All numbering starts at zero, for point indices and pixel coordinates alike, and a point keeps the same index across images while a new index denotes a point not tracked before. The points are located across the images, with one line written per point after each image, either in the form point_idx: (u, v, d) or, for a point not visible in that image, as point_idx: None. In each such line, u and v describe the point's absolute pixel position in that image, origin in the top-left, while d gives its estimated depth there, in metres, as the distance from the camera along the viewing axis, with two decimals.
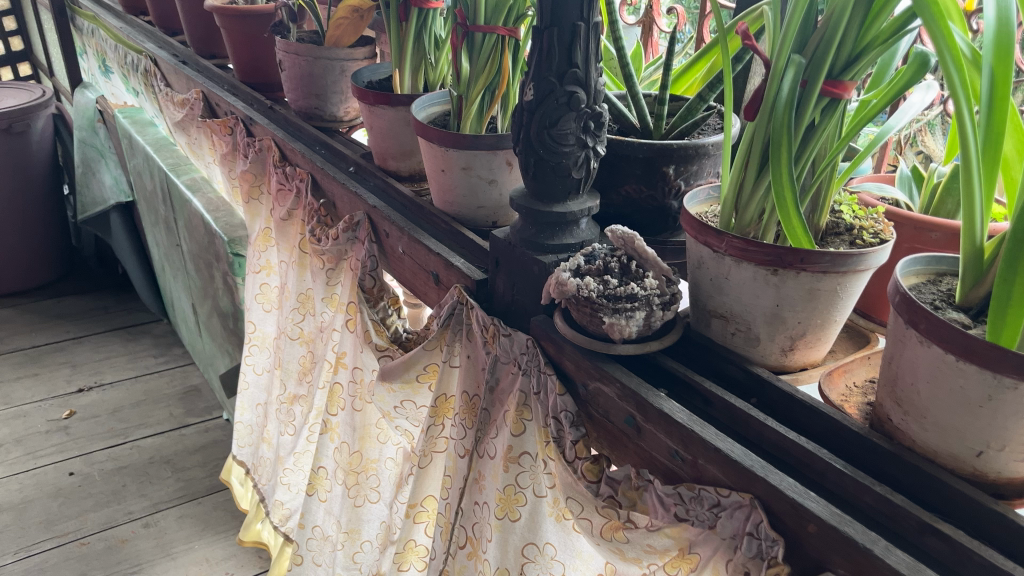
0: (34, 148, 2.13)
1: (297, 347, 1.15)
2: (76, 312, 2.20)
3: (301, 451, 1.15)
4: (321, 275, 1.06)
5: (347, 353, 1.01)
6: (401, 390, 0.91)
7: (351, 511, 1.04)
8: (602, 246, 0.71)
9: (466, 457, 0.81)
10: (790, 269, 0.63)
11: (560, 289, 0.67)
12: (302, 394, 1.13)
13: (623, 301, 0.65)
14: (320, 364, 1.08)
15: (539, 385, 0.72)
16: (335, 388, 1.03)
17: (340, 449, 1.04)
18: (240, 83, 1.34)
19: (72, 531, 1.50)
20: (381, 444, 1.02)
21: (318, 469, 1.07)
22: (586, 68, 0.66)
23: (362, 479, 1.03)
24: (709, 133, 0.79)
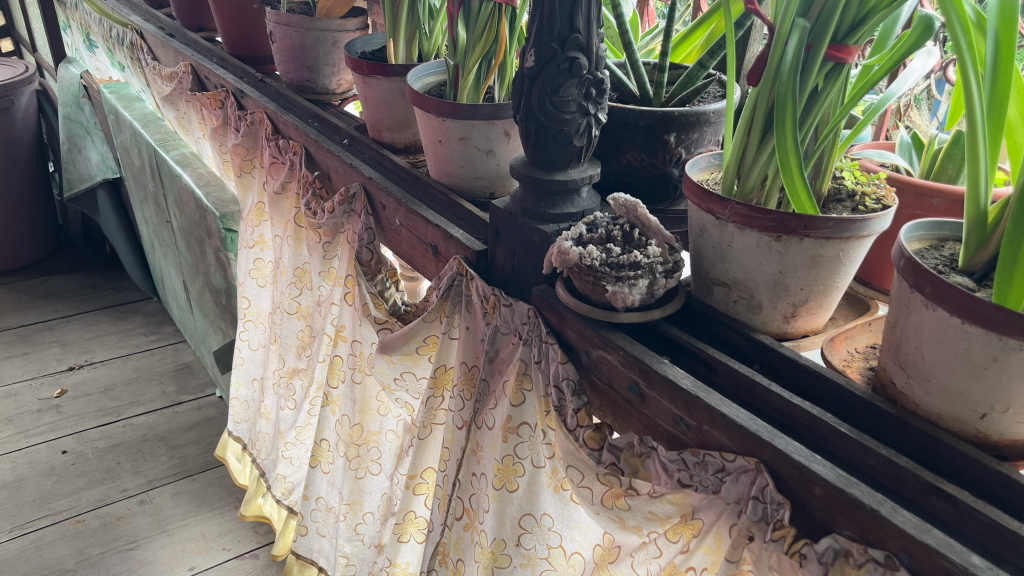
0: (18, 125, 2.09)
1: (295, 322, 1.15)
2: (64, 290, 2.18)
3: (302, 424, 1.16)
4: (317, 249, 1.05)
5: (346, 326, 1.01)
6: (401, 362, 0.91)
7: (353, 483, 1.05)
8: (604, 215, 0.71)
9: (464, 429, 0.82)
10: (793, 235, 0.63)
11: (563, 258, 0.67)
12: (302, 367, 1.13)
13: (626, 269, 0.65)
14: (320, 337, 1.07)
15: (540, 354, 0.72)
16: (335, 361, 1.04)
17: (341, 422, 1.05)
18: (230, 56, 1.32)
19: (67, 508, 1.49)
20: (381, 417, 1.01)
21: (320, 441, 1.08)
22: (588, 33, 0.66)
23: (363, 451, 1.03)
24: (710, 100, 0.79)
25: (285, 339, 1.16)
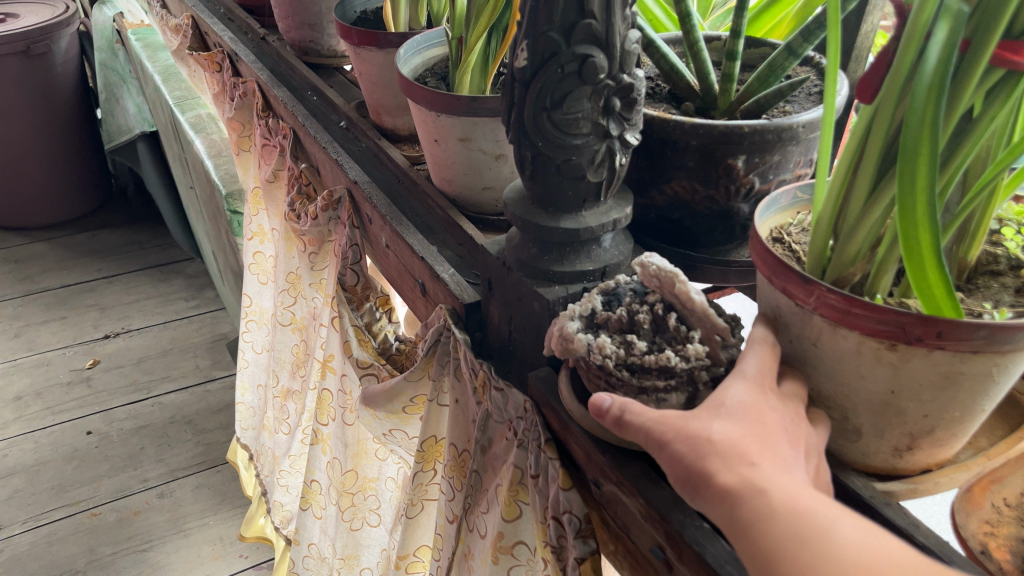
0: (58, 72, 2.05)
1: (289, 335, 1.01)
2: (109, 247, 2.18)
3: (296, 453, 1.06)
4: (305, 258, 0.89)
5: (335, 356, 0.84)
6: (388, 419, 0.74)
7: (348, 536, 0.91)
8: (631, 280, 0.48)
9: (454, 523, 0.63)
10: (917, 346, 0.39)
11: (565, 346, 0.45)
12: (295, 389, 1.01)
13: (652, 377, 0.42)
14: (312, 360, 0.93)
15: (537, 467, 0.52)
16: (324, 395, 0.89)
17: (333, 466, 0.88)
18: (235, 8, 1.13)
19: (85, 499, 1.42)
20: (381, 461, 0.87)
21: (311, 483, 0.94)
22: (608, 18, 0.43)
23: (359, 501, 0.88)
24: (801, 104, 0.55)
25: (280, 353, 1.04)
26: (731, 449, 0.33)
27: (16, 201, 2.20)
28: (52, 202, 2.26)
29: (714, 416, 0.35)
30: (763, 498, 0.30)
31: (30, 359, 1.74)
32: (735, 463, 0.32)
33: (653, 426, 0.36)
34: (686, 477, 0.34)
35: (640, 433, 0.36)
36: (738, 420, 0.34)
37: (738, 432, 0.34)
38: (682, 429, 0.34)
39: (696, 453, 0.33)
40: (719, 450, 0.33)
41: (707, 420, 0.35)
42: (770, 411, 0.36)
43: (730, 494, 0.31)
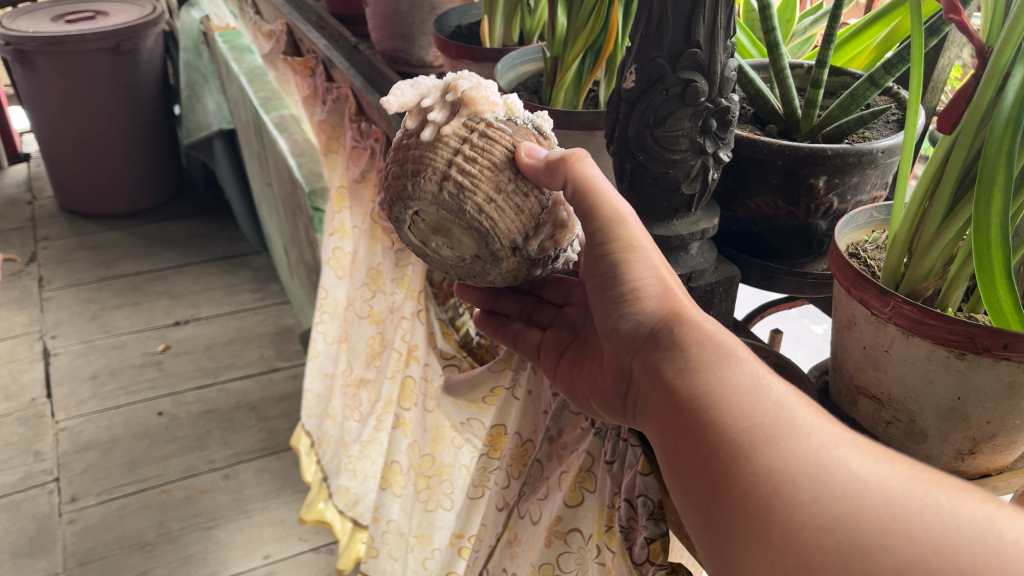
0: (143, 68, 2.23)
1: (366, 327, 1.09)
2: (178, 238, 2.38)
3: (369, 439, 1.14)
4: (391, 254, 0.96)
5: (419, 347, 0.90)
6: (468, 408, 0.80)
7: (423, 516, 0.96)
8: None
9: (505, 512, 0.71)
10: (984, 355, 0.43)
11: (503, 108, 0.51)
12: (370, 377, 1.11)
13: None
14: (389, 352, 1.02)
15: (613, 453, 0.56)
16: (407, 383, 0.94)
17: (412, 447, 0.96)
18: (328, 16, 1.19)
19: (155, 476, 1.55)
20: (456, 449, 0.90)
21: (392, 463, 1.02)
22: (711, 48, 0.48)
23: (434, 484, 0.93)
24: (880, 132, 0.59)
25: (355, 343, 1.12)
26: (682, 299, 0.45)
27: (98, 191, 2.38)
28: (130, 194, 2.43)
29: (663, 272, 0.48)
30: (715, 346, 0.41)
31: (107, 341, 1.93)
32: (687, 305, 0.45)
33: (622, 229, 0.47)
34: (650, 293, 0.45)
35: (606, 230, 0.47)
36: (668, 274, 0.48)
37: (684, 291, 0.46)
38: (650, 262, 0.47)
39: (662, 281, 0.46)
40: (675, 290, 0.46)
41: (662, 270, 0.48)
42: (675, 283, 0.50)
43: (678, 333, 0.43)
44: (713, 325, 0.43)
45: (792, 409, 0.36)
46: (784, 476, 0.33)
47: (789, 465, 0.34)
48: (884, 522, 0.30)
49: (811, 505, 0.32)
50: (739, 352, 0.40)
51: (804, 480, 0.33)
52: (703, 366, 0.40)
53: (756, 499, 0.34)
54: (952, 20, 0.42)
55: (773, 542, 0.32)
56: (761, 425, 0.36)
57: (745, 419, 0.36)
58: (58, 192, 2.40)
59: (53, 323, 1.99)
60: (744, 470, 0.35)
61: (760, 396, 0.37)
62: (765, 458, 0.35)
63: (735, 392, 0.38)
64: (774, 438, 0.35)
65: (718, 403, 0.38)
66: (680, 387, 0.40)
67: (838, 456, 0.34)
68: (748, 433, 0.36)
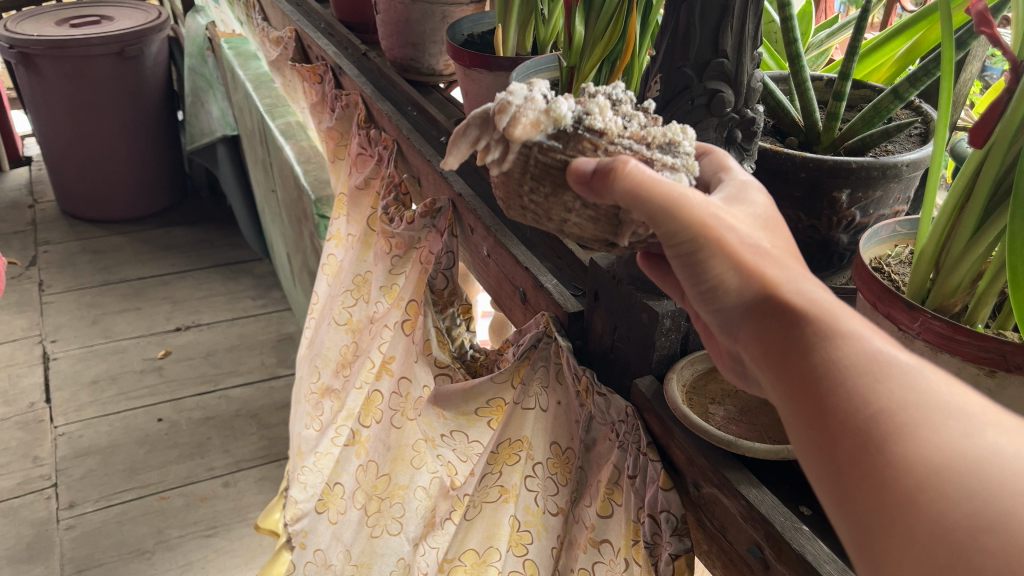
0: (148, 73, 2.22)
1: (342, 334, 1.08)
2: (181, 244, 2.37)
3: (322, 451, 1.13)
4: (383, 262, 0.95)
5: (395, 359, 0.90)
6: (455, 420, 0.78)
7: (368, 542, 0.95)
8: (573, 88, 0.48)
9: (559, 516, 0.67)
10: (1014, 373, 0.42)
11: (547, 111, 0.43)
12: (336, 387, 1.10)
13: (655, 153, 0.42)
14: (362, 360, 1.01)
15: (635, 468, 0.55)
16: (372, 396, 0.94)
17: (368, 468, 0.95)
18: (337, 23, 1.19)
19: (155, 483, 1.56)
20: (414, 469, 0.89)
21: (337, 485, 1.02)
22: (738, 58, 0.47)
23: (387, 506, 0.92)
24: (903, 146, 0.58)
25: (327, 350, 1.11)
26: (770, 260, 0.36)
27: (98, 195, 2.37)
28: (131, 198, 2.43)
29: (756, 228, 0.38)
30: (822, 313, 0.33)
31: (107, 345, 1.92)
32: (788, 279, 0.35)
33: (680, 208, 0.37)
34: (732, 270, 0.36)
35: (659, 219, 0.37)
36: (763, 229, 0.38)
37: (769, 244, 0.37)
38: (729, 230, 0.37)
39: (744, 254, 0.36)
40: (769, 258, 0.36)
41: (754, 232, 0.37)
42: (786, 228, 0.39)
43: (773, 305, 0.35)
44: (816, 288, 0.35)
45: (923, 383, 0.29)
46: (928, 471, 0.27)
47: (932, 458, 0.27)
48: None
49: (967, 505, 0.25)
50: (850, 325, 0.32)
51: (952, 474, 0.26)
52: (808, 347, 0.32)
53: (899, 498, 0.27)
54: (983, 32, 0.41)
55: (927, 552, 0.26)
56: (888, 411, 0.29)
57: (867, 403, 0.29)
58: (59, 195, 2.40)
59: (53, 327, 1.98)
60: (877, 462, 0.28)
61: (881, 375, 0.29)
62: (901, 450, 0.28)
63: (850, 369, 0.31)
64: (909, 422, 0.28)
65: (831, 390, 0.30)
66: (790, 370, 0.33)
67: (990, 443, 0.27)
68: (875, 423, 0.29)
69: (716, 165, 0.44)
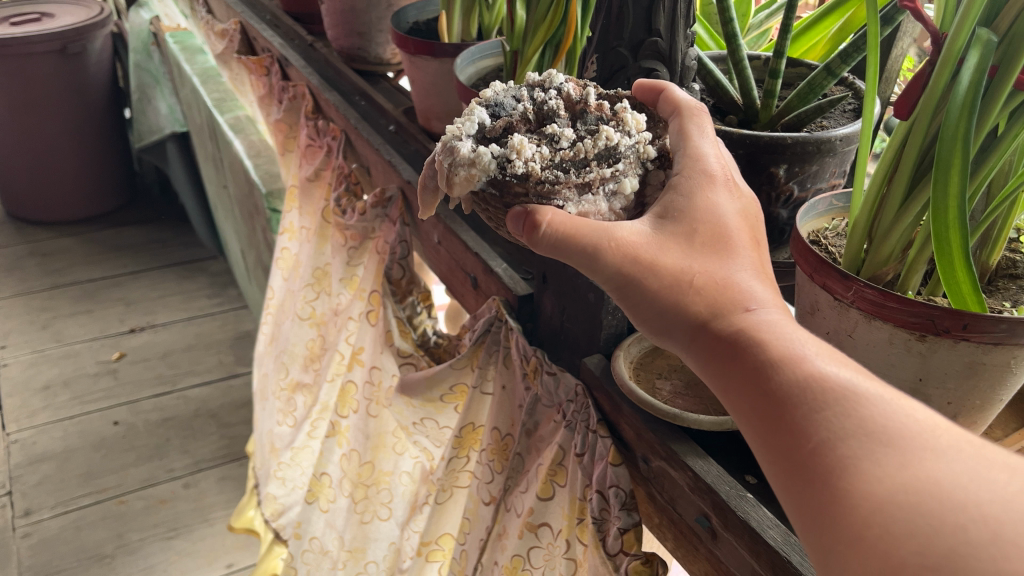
0: (92, 70, 2.18)
1: (308, 329, 1.07)
2: (133, 244, 2.33)
3: (301, 446, 1.12)
4: (342, 253, 0.94)
5: (365, 350, 0.89)
6: (423, 407, 0.78)
7: (358, 528, 0.92)
8: (496, 92, 0.46)
9: (491, 506, 0.68)
10: (944, 337, 0.44)
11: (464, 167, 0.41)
12: (308, 381, 1.08)
13: (591, 171, 0.41)
14: (331, 353, 0.99)
15: (583, 445, 0.56)
16: (348, 387, 0.93)
17: (349, 458, 0.93)
18: (283, 15, 1.18)
19: (112, 487, 1.54)
20: (397, 456, 0.88)
21: (324, 475, 0.99)
22: (671, 37, 0.49)
23: (373, 493, 0.90)
24: (837, 120, 0.60)
25: (292, 346, 1.10)
26: (713, 291, 0.37)
27: (45, 196, 2.33)
28: (79, 200, 2.38)
29: (691, 252, 0.39)
30: (768, 347, 0.33)
31: (59, 350, 1.89)
32: (732, 310, 0.36)
33: (608, 254, 0.39)
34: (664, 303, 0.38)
35: (589, 266, 0.39)
36: (703, 251, 0.39)
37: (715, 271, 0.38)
38: (661, 267, 0.39)
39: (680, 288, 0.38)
40: (706, 287, 0.38)
41: (689, 258, 0.39)
42: (738, 239, 0.40)
43: (721, 340, 0.36)
44: (764, 314, 0.36)
45: (865, 409, 0.29)
46: (872, 504, 0.26)
47: (872, 491, 0.26)
48: (997, 563, 0.23)
49: (908, 541, 0.25)
50: (796, 354, 0.33)
51: (894, 510, 0.26)
52: (754, 376, 0.33)
53: (845, 533, 0.27)
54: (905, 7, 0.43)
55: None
56: (827, 443, 0.29)
57: (811, 437, 0.30)
58: (4, 198, 2.34)
59: (3, 332, 1.94)
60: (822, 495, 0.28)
61: (818, 406, 0.30)
62: (845, 484, 0.27)
63: (796, 403, 0.31)
64: (848, 454, 0.28)
65: (784, 423, 0.31)
66: (758, 414, 0.32)
67: (928, 471, 0.26)
68: (820, 458, 0.29)
69: (676, 133, 0.44)
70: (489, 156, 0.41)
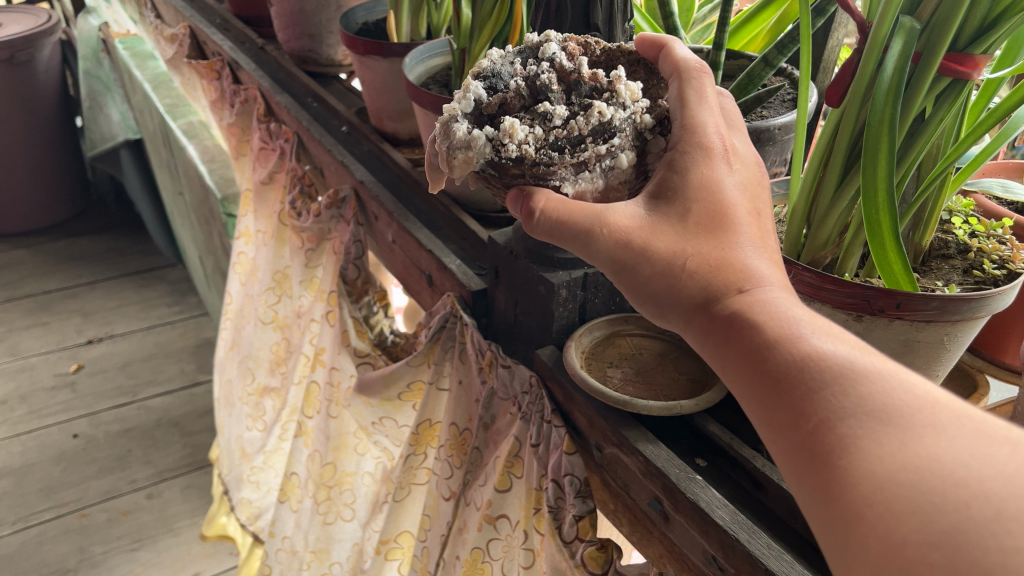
0: (40, 78, 2.14)
1: (271, 333, 1.07)
2: (89, 254, 2.30)
3: (273, 449, 1.13)
4: (299, 255, 0.94)
5: (325, 351, 0.88)
6: (381, 406, 0.78)
7: (322, 529, 0.92)
8: (491, 63, 0.46)
9: (452, 501, 0.68)
10: (880, 316, 0.46)
11: (462, 156, 0.42)
12: (274, 385, 1.08)
13: (587, 149, 0.41)
14: (297, 355, 0.99)
15: (539, 436, 0.56)
16: (311, 389, 0.92)
17: (312, 458, 0.91)
18: (232, 18, 1.17)
19: (73, 500, 1.52)
20: (358, 456, 0.88)
21: (291, 476, 0.97)
22: (609, 29, 0.56)
23: (335, 494, 0.90)
24: (777, 109, 0.62)
25: (258, 351, 1.10)
26: (713, 271, 0.37)
27: None
28: (32, 210, 2.34)
29: (683, 231, 0.39)
30: (764, 327, 0.33)
31: (15, 363, 1.85)
32: (727, 290, 0.36)
33: (599, 238, 0.39)
34: (658, 283, 0.38)
35: (582, 249, 0.40)
36: (698, 230, 0.38)
37: (712, 252, 0.38)
38: (652, 247, 0.38)
39: (671, 270, 0.38)
40: (700, 267, 0.37)
41: (681, 238, 0.38)
42: (738, 216, 0.39)
43: (721, 320, 0.35)
44: (763, 292, 0.35)
45: (866, 386, 0.29)
46: (871, 484, 0.26)
47: (874, 470, 0.27)
48: (1000, 538, 0.23)
49: (910, 518, 0.25)
50: (795, 333, 0.32)
51: (896, 488, 0.26)
52: (749, 353, 0.33)
53: (844, 511, 0.27)
54: None
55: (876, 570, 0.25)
56: (826, 423, 0.29)
57: (812, 415, 0.30)
58: None
59: None
60: (818, 473, 0.28)
61: (816, 386, 0.30)
62: (847, 463, 0.28)
63: (794, 383, 0.31)
64: (849, 436, 0.28)
65: (782, 400, 0.31)
66: (750, 390, 0.33)
67: (927, 449, 0.26)
68: (822, 436, 0.29)
69: (675, 99, 0.42)
70: (484, 139, 0.42)
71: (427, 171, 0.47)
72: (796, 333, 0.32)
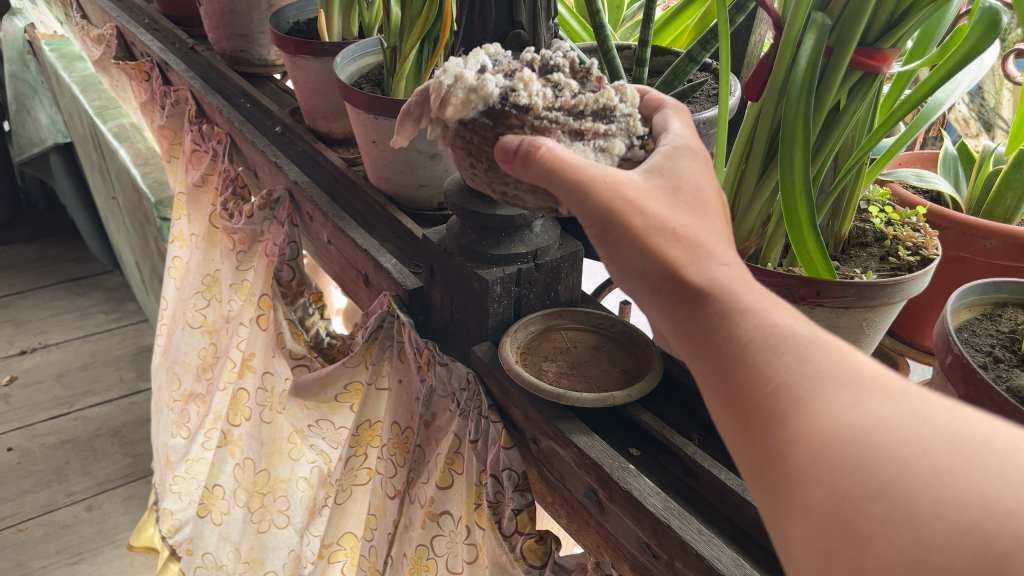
0: None
1: (199, 337, 1.05)
2: (20, 262, 2.23)
3: (196, 457, 1.10)
4: (229, 258, 0.93)
5: (255, 355, 0.87)
6: (317, 409, 0.77)
7: (256, 538, 0.91)
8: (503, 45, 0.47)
9: (396, 499, 0.67)
10: (803, 304, 0.48)
11: (461, 94, 0.41)
12: (199, 391, 1.07)
13: (587, 123, 0.41)
14: (223, 360, 0.98)
15: (477, 432, 0.57)
16: (239, 395, 0.91)
17: (244, 467, 0.90)
18: (162, 18, 1.15)
19: (10, 515, 1.48)
20: (293, 461, 0.87)
21: (215, 487, 0.95)
22: (534, 27, 0.57)
23: (269, 501, 0.88)
24: (703, 101, 0.63)
25: (184, 356, 1.08)
26: (692, 243, 0.33)
27: None
28: None
29: (666, 202, 0.35)
30: (741, 297, 0.30)
31: None
32: (704, 259, 0.32)
33: (592, 186, 0.35)
34: (637, 250, 0.34)
35: (574, 197, 0.35)
36: (678, 206, 0.35)
37: (694, 227, 0.34)
38: (641, 205, 0.34)
39: (654, 239, 0.33)
40: (680, 241, 0.33)
41: (664, 205, 0.35)
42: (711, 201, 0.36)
43: (695, 288, 0.31)
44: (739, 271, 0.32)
45: (820, 356, 0.26)
46: (815, 445, 0.24)
47: (822, 429, 0.24)
48: (933, 496, 0.21)
49: (851, 473, 0.23)
50: (762, 312, 0.29)
51: (841, 444, 0.24)
52: (717, 325, 0.30)
53: (788, 476, 0.25)
54: None
55: (820, 528, 0.23)
56: (785, 387, 0.26)
57: (769, 380, 0.27)
58: None
59: None
60: (764, 438, 0.26)
61: (778, 349, 0.27)
62: (799, 424, 0.25)
63: (756, 351, 0.28)
64: (803, 398, 0.26)
65: (739, 369, 0.28)
66: (706, 360, 0.29)
67: (875, 409, 0.24)
68: (775, 399, 0.26)
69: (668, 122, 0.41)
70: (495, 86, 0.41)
71: (403, 120, 0.46)
72: (769, 311, 0.29)
